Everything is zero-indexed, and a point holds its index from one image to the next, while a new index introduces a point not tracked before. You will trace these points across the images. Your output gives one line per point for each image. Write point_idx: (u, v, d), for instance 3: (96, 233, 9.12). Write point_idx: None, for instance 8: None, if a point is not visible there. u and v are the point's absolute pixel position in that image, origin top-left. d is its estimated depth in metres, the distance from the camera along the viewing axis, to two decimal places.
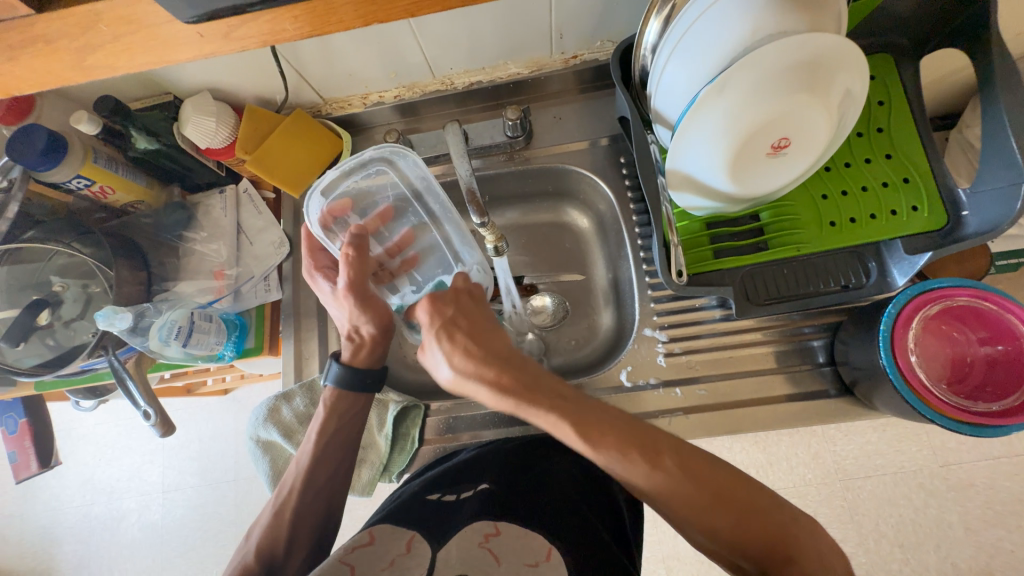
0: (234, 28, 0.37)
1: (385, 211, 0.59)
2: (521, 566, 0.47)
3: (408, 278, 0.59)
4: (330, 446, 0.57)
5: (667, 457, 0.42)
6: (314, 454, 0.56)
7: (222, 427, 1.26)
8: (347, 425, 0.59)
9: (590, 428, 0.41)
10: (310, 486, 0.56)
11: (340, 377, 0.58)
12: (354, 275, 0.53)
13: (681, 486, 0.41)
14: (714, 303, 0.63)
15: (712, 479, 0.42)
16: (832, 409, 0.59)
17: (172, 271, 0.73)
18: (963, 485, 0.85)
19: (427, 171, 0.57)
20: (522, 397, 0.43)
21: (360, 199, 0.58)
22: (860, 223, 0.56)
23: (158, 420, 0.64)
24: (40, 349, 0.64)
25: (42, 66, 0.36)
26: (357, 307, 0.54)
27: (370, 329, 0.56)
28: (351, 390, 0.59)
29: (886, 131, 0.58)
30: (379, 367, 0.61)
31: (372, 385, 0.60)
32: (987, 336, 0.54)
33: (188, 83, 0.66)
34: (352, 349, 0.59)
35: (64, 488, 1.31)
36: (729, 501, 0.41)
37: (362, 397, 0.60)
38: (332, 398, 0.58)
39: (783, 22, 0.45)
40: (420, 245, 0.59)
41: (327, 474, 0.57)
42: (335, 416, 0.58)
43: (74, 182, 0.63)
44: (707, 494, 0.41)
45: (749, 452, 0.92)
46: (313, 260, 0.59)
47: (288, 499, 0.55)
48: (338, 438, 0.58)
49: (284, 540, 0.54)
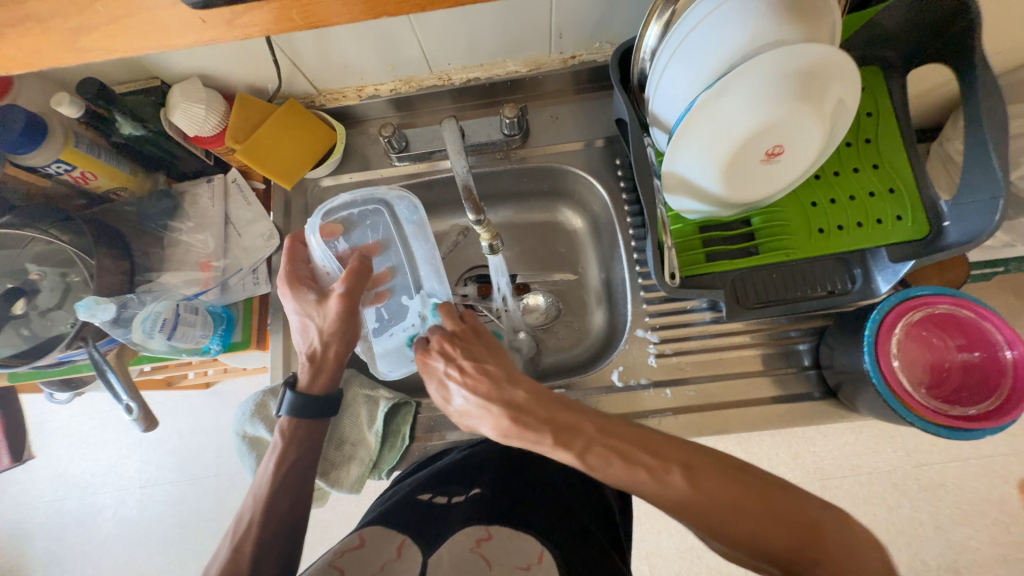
0: (236, 14, 0.36)
1: (375, 246, 0.62)
2: (512, 569, 0.48)
3: (375, 312, 0.62)
4: (290, 473, 0.57)
5: (674, 470, 0.43)
6: (274, 482, 0.56)
7: (203, 421, 1.24)
8: (307, 454, 0.59)
9: (594, 451, 0.44)
10: (271, 515, 0.55)
11: (294, 404, 0.58)
12: (348, 290, 0.56)
13: (694, 498, 0.42)
14: (705, 305, 0.65)
15: (729, 496, 0.41)
16: (816, 410, 0.60)
17: (157, 262, 0.71)
18: (934, 484, 0.88)
19: (422, 219, 0.61)
20: (511, 435, 0.47)
21: (349, 228, 0.62)
22: (847, 230, 0.57)
23: (141, 414, 0.62)
24: (13, 340, 0.62)
25: (29, 44, 0.35)
26: (338, 318, 0.57)
27: (337, 347, 0.58)
28: (307, 417, 0.59)
29: (873, 142, 0.59)
30: (335, 391, 0.61)
31: (328, 411, 0.60)
32: (964, 342, 0.56)
33: (176, 68, 0.64)
34: (311, 371, 0.60)
35: (34, 483, 1.27)
36: (744, 512, 0.40)
37: (321, 423, 0.61)
38: (289, 426, 0.58)
39: (781, 30, 0.46)
40: (392, 283, 0.62)
41: (289, 502, 0.56)
42: (293, 444, 0.58)
43: (54, 167, 0.61)
44: (717, 505, 0.41)
45: (733, 452, 0.94)
46: (292, 271, 0.59)
47: (249, 528, 0.54)
48: (298, 466, 0.58)
49: (245, 572, 0.51)
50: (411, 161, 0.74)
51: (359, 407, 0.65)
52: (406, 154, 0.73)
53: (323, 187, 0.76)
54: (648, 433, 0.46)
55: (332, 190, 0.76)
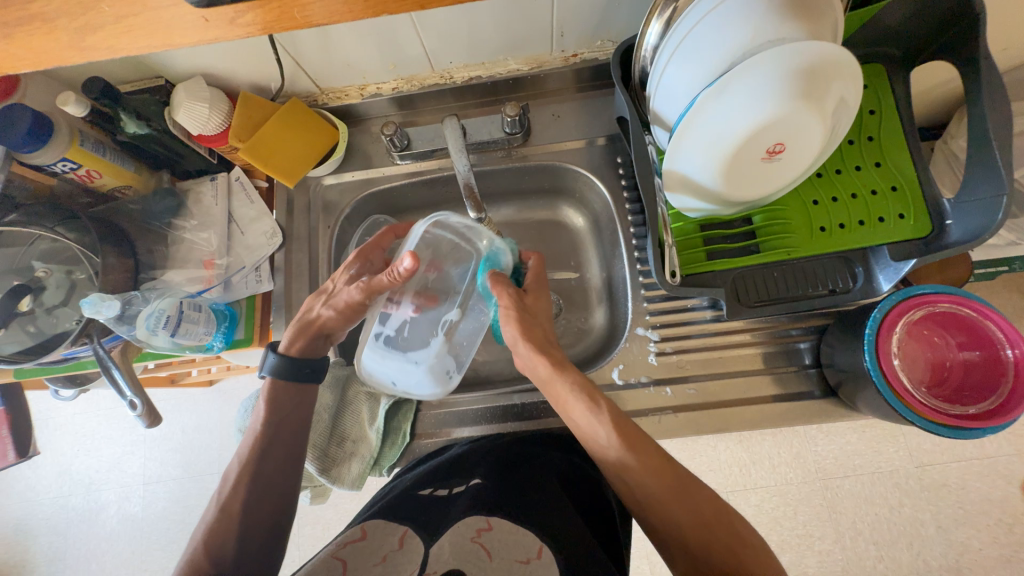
0: (240, 14, 0.36)
1: (445, 272, 0.60)
2: (513, 563, 0.48)
3: (398, 323, 0.58)
4: (276, 436, 0.56)
5: (668, 473, 0.47)
6: (257, 443, 0.55)
7: (207, 418, 1.25)
8: (291, 416, 0.58)
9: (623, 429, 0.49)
10: (257, 477, 0.54)
11: (275, 367, 0.58)
12: (380, 282, 0.56)
13: (643, 475, 0.47)
14: (705, 303, 0.65)
15: (691, 505, 0.45)
16: (817, 409, 0.61)
17: (161, 260, 0.71)
18: (938, 485, 0.88)
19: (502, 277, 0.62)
20: (566, 367, 0.54)
21: (444, 251, 0.60)
22: (849, 228, 0.57)
23: (145, 411, 0.62)
24: (20, 337, 0.61)
25: (39, 45, 0.36)
26: (353, 298, 0.58)
27: (326, 315, 0.60)
28: (291, 381, 0.58)
29: (876, 139, 0.59)
30: (319, 356, 0.61)
31: (310, 376, 0.60)
32: (966, 340, 0.56)
33: (181, 67, 0.65)
34: (288, 341, 0.60)
35: (40, 479, 1.28)
36: (694, 515, 0.45)
37: (304, 390, 0.60)
38: (271, 389, 0.58)
39: (782, 28, 0.46)
40: (432, 314, 0.59)
41: (277, 466, 0.55)
42: (276, 406, 0.57)
43: (60, 165, 0.61)
44: (689, 511, 0.45)
45: (733, 450, 0.95)
46: (371, 248, 0.65)
47: (234, 491, 0.53)
48: (284, 429, 0.57)
49: (235, 535, 0.51)
50: (413, 160, 0.74)
51: (361, 404, 0.66)
52: (409, 153, 0.73)
53: (325, 185, 0.76)
54: (633, 424, 0.51)
55: (334, 188, 0.76)
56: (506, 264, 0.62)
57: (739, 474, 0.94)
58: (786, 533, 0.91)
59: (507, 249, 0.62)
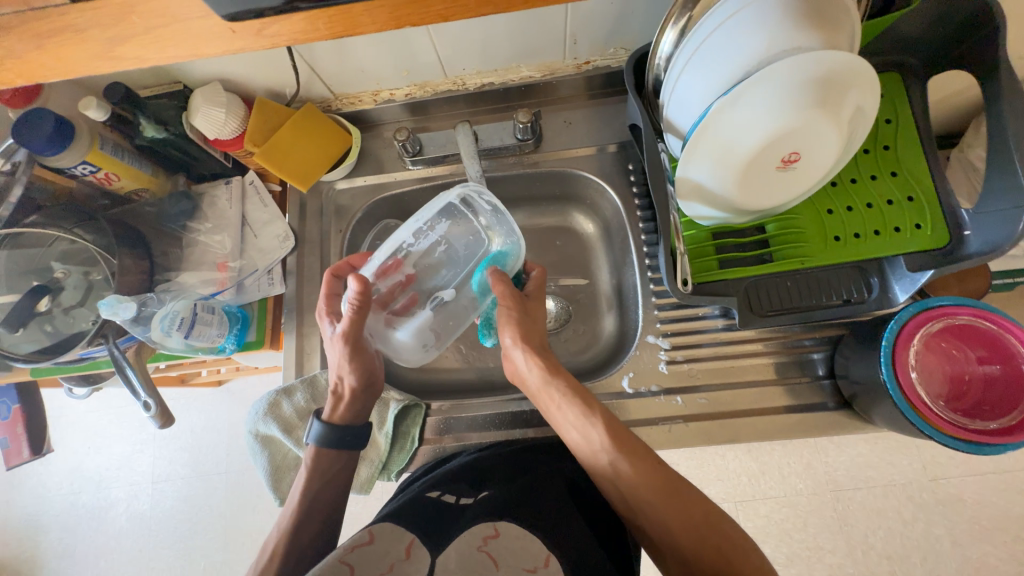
0: (266, 25, 0.36)
1: (450, 252, 0.62)
2: (518, 570, 0.49)
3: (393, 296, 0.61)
4: (314, 504, 0.56)
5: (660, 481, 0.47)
6: (297, 512, 0.55)
7: (216, 418, 1.26)
8: (334, 483, 0.58)
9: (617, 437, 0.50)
10: (294, 547, 0.54)
11: (320, 435, 0.57)
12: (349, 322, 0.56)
13: (636, 483, 0.48)
14: (717, 312, 0.64)
15: (688, 513, 0.46)
16: (830, 421, 0.60)
17: (175, 262, 0.72)
18: (953, 499, 0.86)
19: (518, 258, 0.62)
20: (557, 373, 0.55)
21: (458, 234, 0.62)
22: (865, 238, 0.57)
23: (158, 412, 0.63)
24: (37, 336, 0.63)
25: (68, 55, 0.36)
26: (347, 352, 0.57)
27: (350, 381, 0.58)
28: (334, 448, 0.58)
29: (893, 149, 0.58)
30: (362, 421, 0.60)
31: (354, 441, 0.59)
32: (985, 354, 0.55)
33: (199, 72, 0.65)
34: (331, 406, 0.60)
35: (51, 476, 1.30)
36: (687, 526, 0.46)
37: (345, 455, 0.59)
38: (314, 456, 0.57)
39: (798, 37, 0.46)
40: (422, 289, 0.62)
41: (313, 533, 0.56)
42: (317, 473, 0.57)
43: (80, 168, 0.62)
44: (684, 521, 0.46)
45: (741, 460, 0.94)
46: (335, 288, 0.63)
47: (270, 562, 0.53)
48: (323, 498, 0.57)
49: None
50: (424, 165, 0.75)
51: None
52: (420, 158, 0.73)
53: (337, 190, 0.77)
54: (625, 429, 0.51)
55: (346, 193, 0.77)
56: (511, 268, 0.62)
57: (747, 484, 0.93)
58: (795, 545, 0.90)
59: (518, 253, 0.61)
